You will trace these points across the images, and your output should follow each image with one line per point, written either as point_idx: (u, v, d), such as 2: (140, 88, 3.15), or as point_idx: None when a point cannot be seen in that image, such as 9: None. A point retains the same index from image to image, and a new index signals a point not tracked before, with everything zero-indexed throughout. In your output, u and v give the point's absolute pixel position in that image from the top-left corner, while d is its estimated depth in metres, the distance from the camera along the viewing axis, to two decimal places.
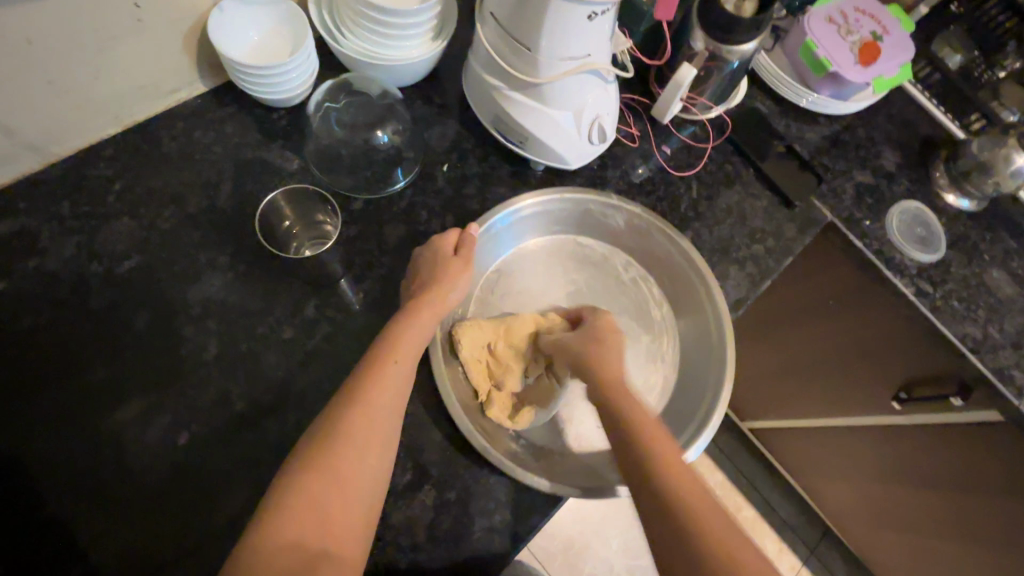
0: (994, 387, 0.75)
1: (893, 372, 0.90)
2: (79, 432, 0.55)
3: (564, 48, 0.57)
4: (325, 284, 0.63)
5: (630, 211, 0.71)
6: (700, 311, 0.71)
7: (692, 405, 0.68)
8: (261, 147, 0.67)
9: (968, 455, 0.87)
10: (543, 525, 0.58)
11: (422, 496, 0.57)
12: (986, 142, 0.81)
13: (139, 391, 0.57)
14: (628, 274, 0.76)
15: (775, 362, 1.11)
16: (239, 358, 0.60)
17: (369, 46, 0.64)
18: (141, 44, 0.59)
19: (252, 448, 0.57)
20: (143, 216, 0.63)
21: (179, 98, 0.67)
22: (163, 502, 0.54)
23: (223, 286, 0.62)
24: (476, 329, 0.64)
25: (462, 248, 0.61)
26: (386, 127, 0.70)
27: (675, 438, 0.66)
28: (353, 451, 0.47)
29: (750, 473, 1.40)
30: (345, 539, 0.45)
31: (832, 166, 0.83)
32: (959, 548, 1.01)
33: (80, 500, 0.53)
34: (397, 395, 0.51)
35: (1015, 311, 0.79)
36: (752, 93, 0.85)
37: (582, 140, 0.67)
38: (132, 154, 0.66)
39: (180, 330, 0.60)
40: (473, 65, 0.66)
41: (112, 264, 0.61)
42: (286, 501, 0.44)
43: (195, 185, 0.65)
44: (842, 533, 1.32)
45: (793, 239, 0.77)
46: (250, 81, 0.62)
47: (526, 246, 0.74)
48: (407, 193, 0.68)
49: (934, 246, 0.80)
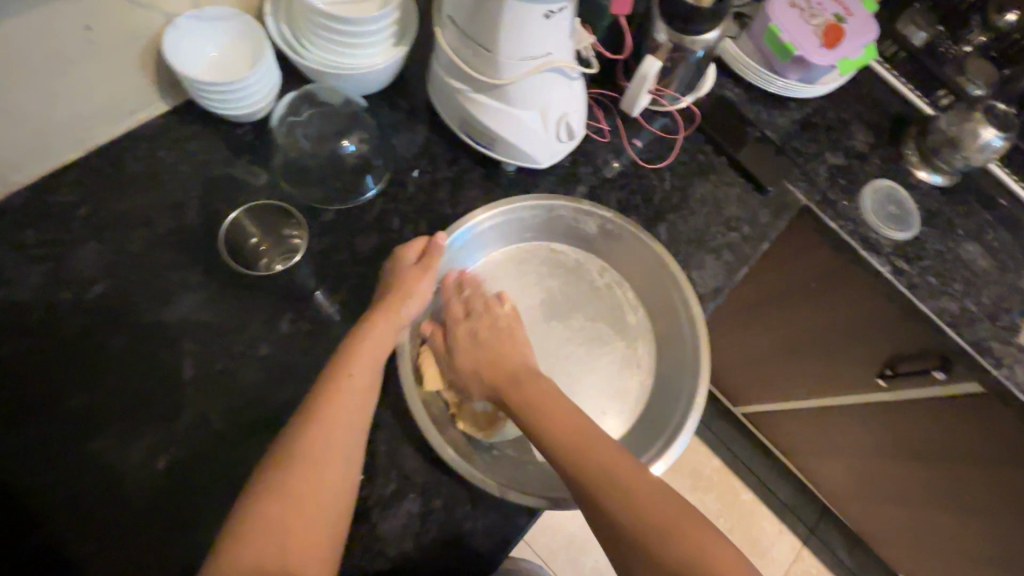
0: (973, 360, 0.76)
1: (877, 350, 0.90)
2: (59, 460, 0.55)
3: (523, 48, 0.57)
4: (301, 298, 0.63)
5: (601, 216, 0.70)
6: (675, 317, 0.69)
7: (668, 407, 0.66)
8: (227, 164, 0.67)
9: (952, 427, 0.87)
10: (522, 536, 0.58)
11: (408, 504, 0.57)
12: (953, 116, 0.81)
13: (114, 418, 0.57)
14: (603, 279, 0.74)
15: (761, 347, 1.12)
16: (216, 377, 0.59)
17: (332, 56, 0.64)
18: (94, 66, 0.58)
19: (234, 467, 0.56)
20: (112, 239, 0.63)
21: (141, 119, 0.67)
22: (146, 527, 0.54)
23: (197, 305, 0.62)
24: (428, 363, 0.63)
25: (426, 256, 0.61)
26: (352, 136, 0.70)
27: (648, 445, 0.65)
28: (316, 471, 0.48)
29: (747, 457, 1.41)
30: (311, 560, 0.45)
31: (804, 149, 0.83)
32: (950, 517, 1.02)
33: (64, 529, 0.53)
34: (362, 412, 0.52)
35: (990, 283, 0.80)
36: (721, 80, 0.85)
37: (550, 138, 0.67)
38: (96, 177, 0.65)
39: (153, 352, 0.60)
40: (437, 70, 0.66)
41: (80, 291, 0.61)
42: (249, 526, 0.45)
43: (163, 205, 0.65)
44: (839, 509, 1.33)
45: (769, 224, 0.77)
46: (209, 98, 0.62)
47: (494, 256, 0.73)
48: (379, 200, 0.68)
49: (908, 224, 0.81)
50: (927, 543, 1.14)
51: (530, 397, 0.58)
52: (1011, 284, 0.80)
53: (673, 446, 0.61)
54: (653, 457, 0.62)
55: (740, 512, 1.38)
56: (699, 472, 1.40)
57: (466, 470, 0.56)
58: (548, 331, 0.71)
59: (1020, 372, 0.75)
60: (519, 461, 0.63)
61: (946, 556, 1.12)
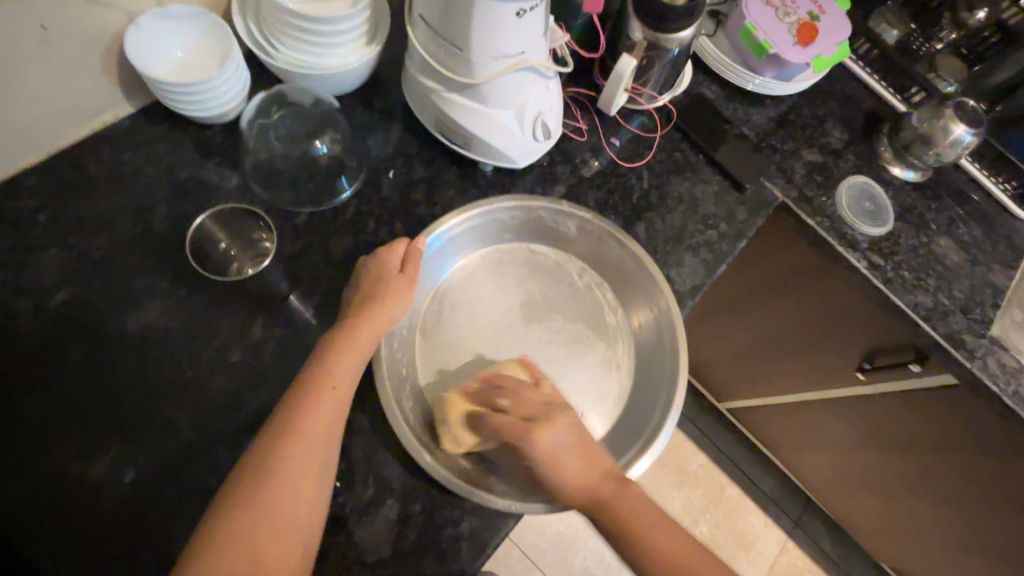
0: (947, 353, 0.77)
1: (856, 345, 0.91)
2: (20, 477, 0.53)
3: (495, 47, 0.56)
4: (274, 303, 0.62)
5: (581, 217, 0.70)
6: (654, 318, 0.70)
7: (647, 406, 0.66)
8: (196, 166, 0.65)
9: (928, 418, 0.89)
10: (503, 539, 0.57)
11: (386, 510, 0.56)
12: (925, 115, 0.82)
13: (79, 429, 0.55)
14: (583, 280, 0.74)
15: (742, 343, 1.13)
16: (186, 385, 0.58)
17: (302, 56, 0.63)
18: (51, 66, 0.56)
19: (205, 477, 0.55)
20: (74, 245, 0.61)
21: (105, 121, 0.65)
22: (113, 542, 0.52)
23: (165, 312, 0.60)
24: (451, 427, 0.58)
25: (409, 264, 0.60)
26: (323, 137, 0.69)
27: (626, 446, 0.65)
28: (286, 479, 0.47)
29: (731, 452, 1.42)
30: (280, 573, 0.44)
31: (780, 146, 0.84)
32: (928, 506, 1.04)
33: (26, 547, 0.51)
34: (335, 418, 0.51)
35: (962, 276, 0.81)
36: (698, 78, 0.85)
37: (525, 137, 0.66)
38: (58, 181, 0.63)
39: (120, 361, 0.58)
40: (410, 68, 0.65)
41: (43, 299, 0.59)
42: (216, 538, 0.44)
43: (128, 210, 0.63)
44: (821, 501, 1.35)
45: (746, 221, 0.77)
46: (175, 98, 0.60)
47: (472, 258, 0.72)
48: (353, 202, 0.67)
49: (882, 219, 0.82)
50: (907, 532, 1.16)
51: (629, 525, 0.55)
52: (983, 276, 0.82)
53: (655, 442, 0.61)
54: (638, 452, 0.62)
55: (726, 507, 1.39)
56: (685, 468, 1.41)
57: (442, 474, 0.55)
58: (528, 334, 0.70)
59: (992, 363, 0.76)
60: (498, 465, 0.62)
61: (925, 545, 1.14)
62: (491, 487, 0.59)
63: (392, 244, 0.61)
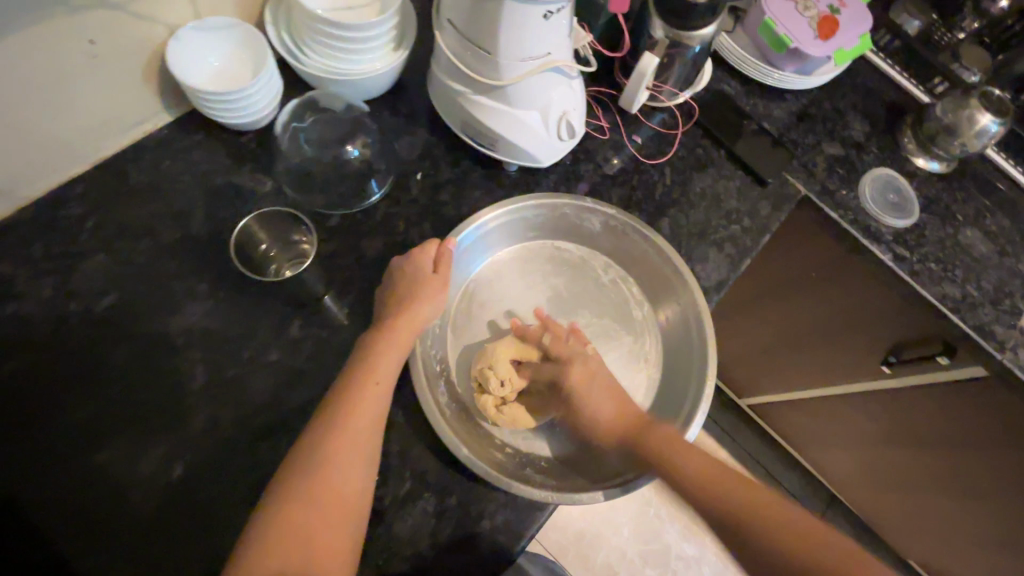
0: (976, 344, 0.77)
1: (882, 338, 0.91)
2: (75, 472, 0.56)
3: (523, 48, 0.57)
4: (310, 303, 0.63)
5: (606, 213, 0.71)
6: (680, 311, 0.70)
7: (676, 401, 0.67)
8: (231, 173, 0.67)
9: (958, 410, 0.88)
10: (537, 530, 0.58)
11: (423, 503, 0.58)
12: (949, 103, 0.81)
13: (129, 427, 0.58)
14: (608, 275, 0.75)
15: (764, 338, 1.13)
16: (227, 383, 0.60)
17: (334, 64, 0.65)
18: (98, 79, 0.59)
19: (248, 471, 0.57)
20: (119, 251, 0.63)
21: (145, 130, 0.67)
22: (163, 534, 0.54)
23: (206, 314, 0.62)
24: (498, 369, 0.62)
25: (441, 266, 0.61)
26: (355, 141, 0.71)
27: None
28: (336, 471, 0.48)
29: (753, 449, 1.41)
30: (330, 563, 0.46)
31: (801, 140, 0.84)
32: (957, 501, 1.03)
33: (82, 540, 0.53)
34: (379, 414, 0.52)
35: (989, 268, 0.80)
36: (717, 75, 0.86)
37: (550, 137, 0.67)
38: (102, 189, 0.65)
39: (165, 361, 0.60)
40: (438, 73, 0.67)
41: (91, 302, 0.61)
42: (270, 527, 0.45)
43: (169, 216, 0.65)
44: (845, 497, 1.34)
45: (769, 216, 0.78)
46: (213, 107, 0.62)
47: (499, 256, 0.74)
48: (382, 204, 0.68)
49: (907, 211, 0.81)
50: (936, 528, 1.15)
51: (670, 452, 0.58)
52: (1011, 268, 0.81)
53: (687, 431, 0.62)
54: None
55: None
56: None
57: (477, 464, 0.56)
58: None
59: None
60: (528, 457, 0.63)
61: (955, 540, 1.13)
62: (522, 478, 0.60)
63: (423, 246, 0.63)
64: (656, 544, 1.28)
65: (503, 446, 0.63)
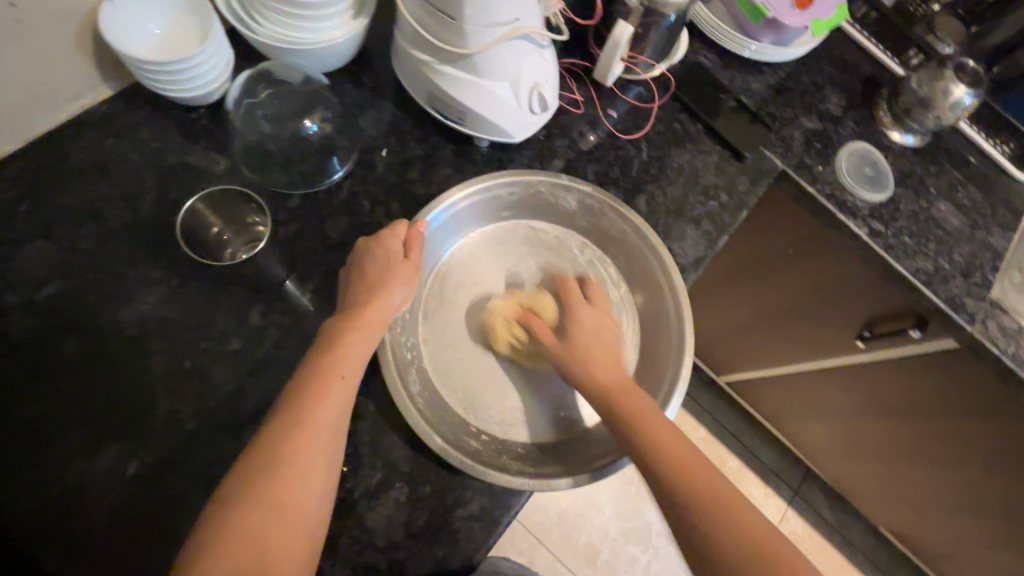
0: (948, 316, 0.77)
1: (857, 313, 0.91)
2: (19, 474, 0.52)
3: (489, 14, 0.54)
4: (271, 288, 0.60)
5: (581, 191, 0.68)
6: (658, 292, 0.68)
7: (654, 379, 0.66)
8: (182, 151, 0.63)
9: (930, 382, 0.89)
10: (512, 519, 0.57)
11: (396, 494, 0.56)
12: (925, 75, 0.80)
13: (76, 423, 0.54)
14: (584, 256, 0.73)
15: (743, 316, 1.13)
16: (184, 375, 0.56)
17: (286, 31, 0.60)
18: (23, 46, 0.54)
19: (208, 466, 0.54)
20: (59, 237, 0.59)
21: (84, 105, 0.62)
22: (117, 536, 0.51)
23: (160, 302, 0.58)
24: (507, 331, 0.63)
25: (411, 249, 0.59)
26: (313, 115, 0.66)
27: None
28: (297, 469, 0.46)
29: (733, 425, 1.42)
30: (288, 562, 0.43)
31: (779, 114, 0.83)
32: (928, 469, 1.06)
33: (28, 544, 0.50)
34: (344, 407, 0.50)
35: (962, 240, 0.81)
36: (693, 46, 0.83)
37: (523, 110, 0.64)
38: (38, 170, 0.60)
39: (114, 353, 0.56)
40: (401, 43, 0.63)
41: (29, 293, 0.57)
42: (221, 529, 0.43)
43: (114, 198, 0.61)
44: (820, 468, 1.37)
45: (746, 191, 0.76)
46: (155, 78, 0.57)
47: (472, 238, 0.71)
48: (347, 183, 0.65)
49: (882, 185, 0.81)
50: (907, 495, 1.18)
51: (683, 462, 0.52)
52: (982, 241, 0.82)
53: None
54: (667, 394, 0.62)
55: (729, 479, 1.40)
56: None
57: (451, 453, 0.55)
58: None
59: (992, 327, 0.76)
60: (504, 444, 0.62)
61: (924, 507, 1.16)
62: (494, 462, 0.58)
63: (391, 227, 0.60)
64: (638, 522, 1.29)
65: (478, 433, 0.61)
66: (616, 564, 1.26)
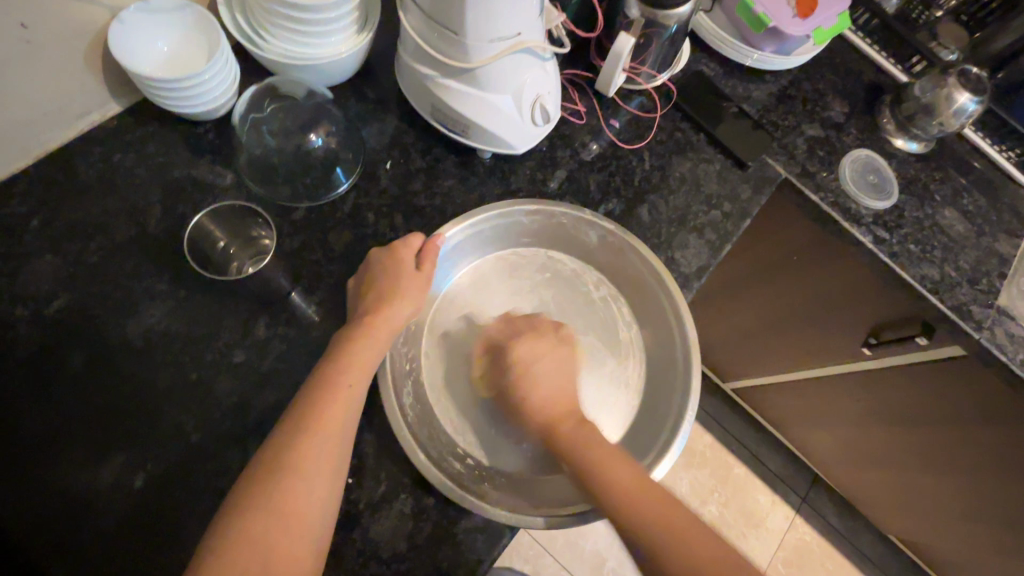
0: (955, 324, 0.77)
1: (862, 320, 0.91)
2: (28, 485, 0.53)
3: (491, 29, 0.55)
4: (275, 300, 0.61)
5: (604, 228, 0.68)
6: (668, 339, 0.67)
7: (651, 434, 0.65)
8: (189, 165, 0.64)
9: (938, 390, 0.88)
10: (504, 546, 0.56)
11: (400, 505, 0.56)
12: (927, 83, 0.81)
13: (83, 436, 0.54)
14: (599, 292, 0.72)
15: (748, 324, 1.12)
16: (190, 387, 0.57)
17: (291, 46, 0.61)
18: (34, 66, 0.55)
19: (213, 478, 0.54)
20: (68, 251, 0.60)
21: (92, 121, 0.63)
22: (123, 548, 0.52)
23: (166, 315, 0.59)
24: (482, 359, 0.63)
25: (424, 264, 0.59)
26: (318, 130, 0.67)
27: None
28: (303, 479, 0.46)
29: (738, 432, 1.42)
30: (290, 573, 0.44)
31: (781, 122, 0.83)
32: (937, 478, 1.05)
33: (36, 555, 0.51)
34: (350, 419, 0.50)
35: (967, 247, 0.80)
36: (696, 56, 0.84)
37: (525, 122, 0.64)
38: (48, 185, 0.62)
39: (121, 366, 0.57)
40: (404, 57, 0.64)
41: (38, 307, 0.58)
42: (225, 541, 0.43)
43: (122, 212, 0.62)
44: (828, 476, 1.37)
45: (749, 200, 0.76)
46: (164, 95, 0.59)
47: (488, 258, 0.72)
48: (351, 195, 0.65)
49: (886, 192, 0.81)
50: (917, 505, 1.17)
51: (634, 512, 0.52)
52: (989, 247, 0.81)
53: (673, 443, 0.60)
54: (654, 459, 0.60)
55: (735, 486, 1.39)
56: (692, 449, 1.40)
57: (433, 472, 0.54)
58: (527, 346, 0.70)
59: (1000, 335, 0.76)
60: (488, 471, 0.61)
61: (934, 516, 1.15)
62: (483, 489, 0.58)
63: (406, 241, 0.60)
64: None
65: (465, 457, 0.61)
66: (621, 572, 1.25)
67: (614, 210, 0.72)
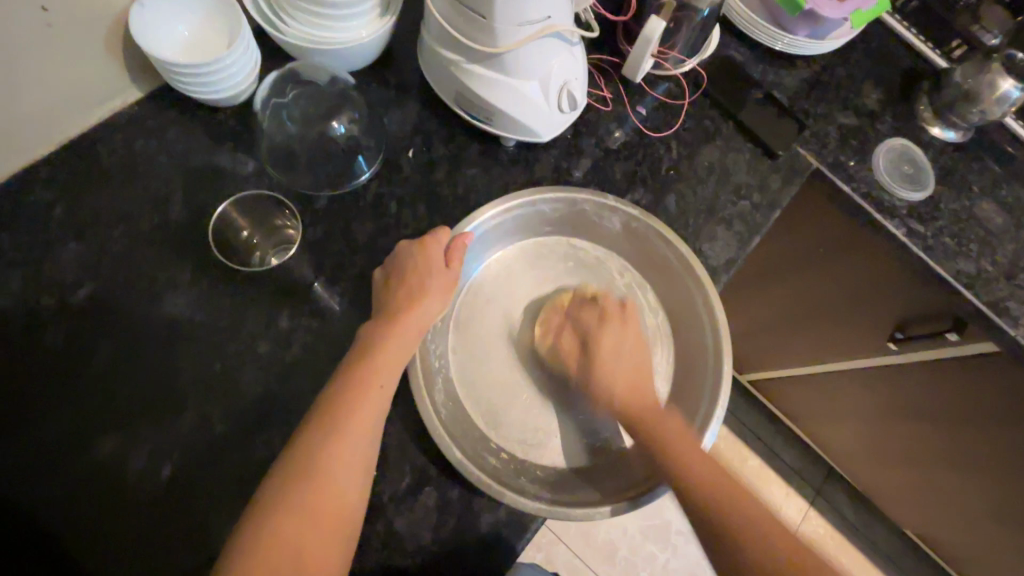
0: (990, 320, 0.74)
1: (890, 314, 0.88)
2: (57, 472, 0.53)
3: (520, 12, 0.53)
4: (299, 291, 0.60)
5: (627, 213, 0.66)
6: (695, 326, 0.66)
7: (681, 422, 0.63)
8: (210, 153, 0.63)
9: (965, 388, 0.86)
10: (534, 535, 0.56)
11: (423, 499, 0.55)
12: (969, 69, 0.77)
13: (110, 425, 0.55)
14: (624, 280, 0.71)
15: (772, 316, 1.10)
16: (215, 377, 0.57)
17: (312, 29, 0.60)
18: (55, 50, 0.54)
19: (239, 468, 0.54)
20: (92, 239, 0.59)
21: (113, 108, 0.63)
22: (151, 534, 0.52)
23: (190, 305, 0.59)
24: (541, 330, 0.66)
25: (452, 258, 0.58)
26: (341, 117, 0.66)
27: None
28: (334, 477, 0.46)
29: (754, 424, 1.40)
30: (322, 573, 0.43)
31: (813, 110, 0.80)
32: (958, 475, 1.03)
33: (70, 541, 0.52)
34: (380, 416, 0.50)
35: (1005, 240, 0.78)
36: (725, 41, 0.81)
37: (551, 109, 0.63)
38: (70, 172, 0.61)
39: (145, 355, 0.57)
40: (428, 41, 0.62)
41: (65, 295, 0.58)
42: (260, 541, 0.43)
43: (144, 200, 0.61)
44: (844, 469, 1.35)
45: (778, 190, 0.74)
46: (186, 80, 0.58)
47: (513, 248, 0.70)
48: (373, 184, 0.64)
49: (921, 184, 0.78)
50: (936, 500, 1.15)
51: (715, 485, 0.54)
52: None
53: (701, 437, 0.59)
54: None
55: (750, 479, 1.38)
56: None
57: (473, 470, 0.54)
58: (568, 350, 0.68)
59: None
60: (524, 464, 0.61)
61: (953, 512, 1.14)
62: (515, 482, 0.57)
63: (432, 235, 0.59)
64: (659, 521, 1.28)
65: (498, 451, 0.61)
66: (634, 561, 1.25)
67: (640, 202, 0.70)
